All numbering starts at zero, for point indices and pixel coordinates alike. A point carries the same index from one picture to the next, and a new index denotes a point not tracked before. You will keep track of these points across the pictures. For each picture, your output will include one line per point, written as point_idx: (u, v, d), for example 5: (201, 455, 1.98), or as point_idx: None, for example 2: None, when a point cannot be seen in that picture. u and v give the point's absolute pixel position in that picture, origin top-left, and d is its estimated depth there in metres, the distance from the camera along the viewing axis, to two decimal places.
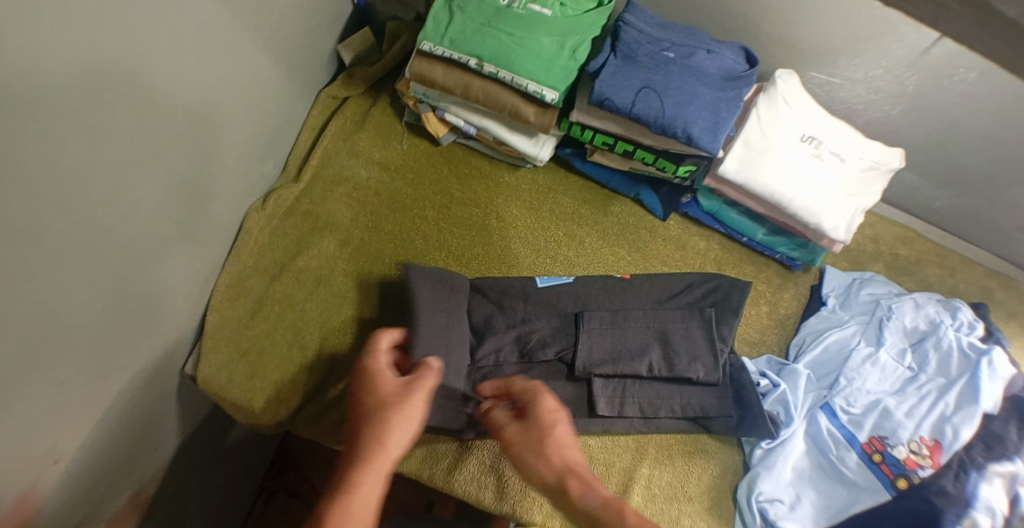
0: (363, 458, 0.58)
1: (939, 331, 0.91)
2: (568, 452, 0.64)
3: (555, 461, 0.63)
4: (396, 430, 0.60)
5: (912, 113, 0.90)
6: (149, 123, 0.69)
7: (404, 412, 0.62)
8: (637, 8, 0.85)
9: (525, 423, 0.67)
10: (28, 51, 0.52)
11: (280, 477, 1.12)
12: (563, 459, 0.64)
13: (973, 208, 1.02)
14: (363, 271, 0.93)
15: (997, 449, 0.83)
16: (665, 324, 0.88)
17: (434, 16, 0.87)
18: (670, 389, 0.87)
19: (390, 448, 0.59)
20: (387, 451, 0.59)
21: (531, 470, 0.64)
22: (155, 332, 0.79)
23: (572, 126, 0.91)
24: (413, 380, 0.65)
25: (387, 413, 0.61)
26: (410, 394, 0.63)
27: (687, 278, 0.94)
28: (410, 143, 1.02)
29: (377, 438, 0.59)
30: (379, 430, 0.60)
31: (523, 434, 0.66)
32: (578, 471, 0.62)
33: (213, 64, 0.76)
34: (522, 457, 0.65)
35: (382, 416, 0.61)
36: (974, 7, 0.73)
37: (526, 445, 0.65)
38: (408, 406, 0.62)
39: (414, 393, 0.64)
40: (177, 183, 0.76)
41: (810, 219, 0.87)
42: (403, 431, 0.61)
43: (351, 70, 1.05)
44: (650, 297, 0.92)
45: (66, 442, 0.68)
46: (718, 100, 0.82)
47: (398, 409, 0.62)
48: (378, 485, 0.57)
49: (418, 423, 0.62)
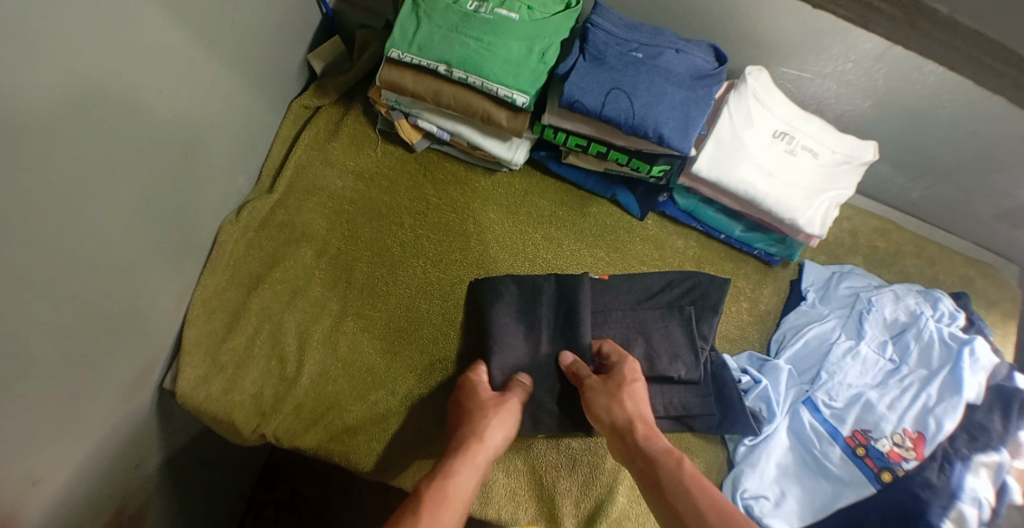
0: (469, 446, 0.72)
1: (919, 322, 0.91)
2: (641, 405, 0.77)
3: (631, 410, 0.76)
4: (490, 431, 0.74)
5: (883, 106, 0.91)
6: (119, 139, 0.68)
7: (500, 418, 0.76)
8: (604, 10, 0.85)
9: (609, 378, 0.80)
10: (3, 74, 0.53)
11: (270, 489, 1.11)
12: (637, 409, 0.76)
13: (948, 198, 1.03)
14: (342, 281, 0.94)
15: (981, 439, 0.82)
16: (645, 323, 0.89)
17: (402, 24, 0.87)
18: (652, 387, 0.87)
19: (486, 444, 0.73)
20: (486, 444, 0.73)
21: (609, 413, 0.76)
22: (131, 349, 0.79)
23: (544, 129, 0.92)
24: (508, 392, 0.81)
25: (488, 419, 0.76)
26: (505, 404, 0.78)
27: (666, 277, 0.94)
28: (385, 150, 1.02)
29: (477, 435, 0.74)
30: (480, 429, 0.74)
31: (609, 384, 0.79)
32: (647, 422, 0.75)
33: (183, 79, 0.76)
34: (603, 402, 0.77)
35: (481, 416, 0.76)
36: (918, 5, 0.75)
37: (610, 393, 0.77)
38: (504, 415, 0.77)
39: (510, 401, 0.79)
40: (150, 200, 0.76)
41: (785, 215, 0.87)
42: (501, 430, 0.76)
43: (323, 80, 1.05)
44: (630, 295, 0.92)
45: (47, 465, 0.67)
46: (687, 99, 0.82)
47: (497, 415, 0.76)
48: (475, 474, 0.70)
49: (512, 426, 0.77)
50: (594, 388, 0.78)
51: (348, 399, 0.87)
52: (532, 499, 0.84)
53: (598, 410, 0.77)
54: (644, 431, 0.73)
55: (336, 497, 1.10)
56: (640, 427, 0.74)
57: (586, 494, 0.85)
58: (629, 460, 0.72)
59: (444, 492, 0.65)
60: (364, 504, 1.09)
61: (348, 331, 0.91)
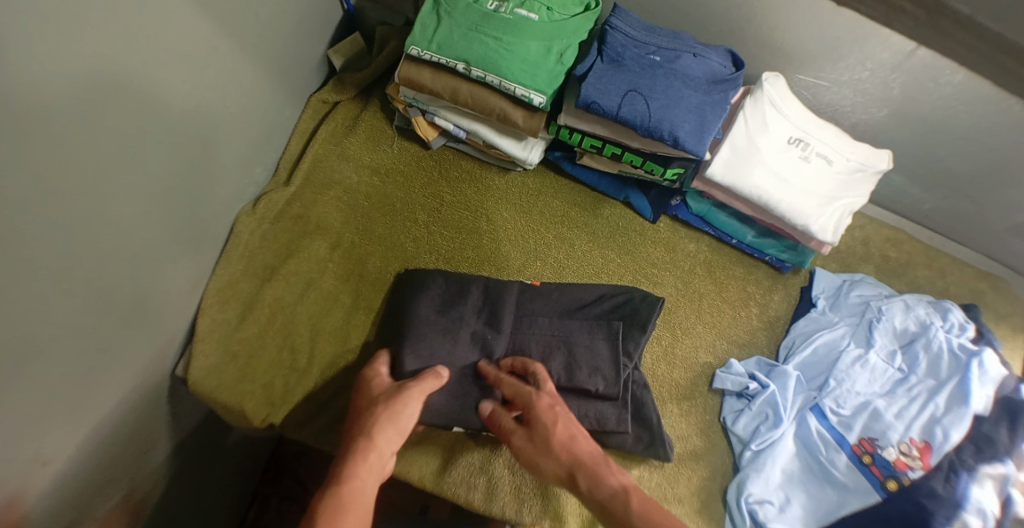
0: (359, 452, 0.66)
1: (929, 332, 0.91)
2: (576, 447, 0.71)
3: (564, 460, 0.70)
4: (382, 429, 0.69)
5: (898, 116, 0.91)
6: (139, 127, 0.69)
7: (389, 414, 0.71)
8: (623, 13, 0.85)
9: (530, 432, 0.73)
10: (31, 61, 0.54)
11: (276, 481, 1.12)
12: (571, 455, 0.70)
13: (961, 210, 1.03)
14: (354, 274, 0.95)
15: (987, 451, 0.82)
16: (570, 333, 0.87)
17: (421, 21, 0.88)
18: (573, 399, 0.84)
19: (379, 445, 0.68)
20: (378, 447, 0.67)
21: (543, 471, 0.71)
22: (144, 334, 0.80)
23: (560, 129, 0.92)
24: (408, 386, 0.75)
25: (382, 414, 0.71)
26: (404, 397, 0.73)
27: (601, 290, 0.92)
28: (401, 147, 1.03)
29: (368, 439, 0.68)
30: (370, 429, 0.69)
31: (530, 444, 0.72)
32: (585, 465, 0.69)
33: (204, 71, 0.77)
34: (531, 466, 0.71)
35: (376, 415, 0.71)
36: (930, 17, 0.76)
37: (534, 452, 0.72)
38: (400, 411, 0.71)
39: (408, 396, 0.73)
40: (166, 187, 0.77)
41: (797, 221, 0.87)
42: (397, 429, 0.70)
43: (342, 76, 1.05)
44: (558, 305, 0.91)
45: (57, 445, 0.68)
46: (703, 104, 0.83)
47: (390, 410, 0.71)
48: (368, 480, 0.64)
49: (410, 422, 0.72)
50: (521, 455, 0.72)
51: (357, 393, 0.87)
52: (537, 497, 0.84)
53: (531, 466, 0.71)
54: (587, 479, 0.68)
55: None
56: (581, 476, 0.69)
57: None
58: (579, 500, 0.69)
59: (336, 506, 0.61)
60: None
61: (359, 324, 0.92)
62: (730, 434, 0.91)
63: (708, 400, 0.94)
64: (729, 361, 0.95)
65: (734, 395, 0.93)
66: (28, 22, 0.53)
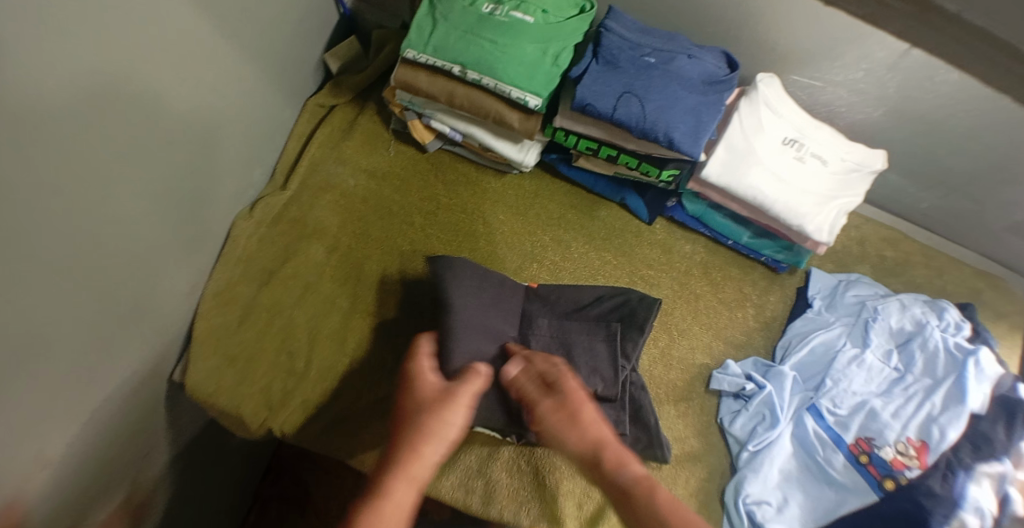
0: (402, 461, 0.61)
1: (925, 331, 0.92)
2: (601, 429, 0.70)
3: (590, 435, 0.69)
4: (429, 438, 0.63)
5: (894, 115, 0.91)
6: (137, 131, 0.69)
7: (435, 421, 0.65)
8: (619, 15, 0.86)
9: (557, 399, 0.72)
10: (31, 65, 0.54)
11: (275, 484, 1.12)
12: (597, 434, 0.69)
13: (957, 209, 1.03)
14: (352, 277, 0.95)
15: (985, 449, 0.83)
16: (569, 335, 0.87)
17: (418, 24, 0.88)
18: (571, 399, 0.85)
19: (422, 455, 0.62)
20: (422, 456, 0.62)
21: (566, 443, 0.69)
22: (143, 337, 0.80)
23: (556, 131, 0.92)
24: (455, 386, 0.69)
25: (429, 422, 0.65)
26: (451, 400, 0.67)
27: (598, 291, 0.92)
28: (397, 150, 1.03)
29: (411, 449, 0.62)
30: (416, 439, 0.63)
31: (556, 410, 0.71)
32: (610, 447, 0.68)
33: (202, 74, 0.77)
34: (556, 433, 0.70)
35: (421, 422, 0.65)
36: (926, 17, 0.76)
37: (560, 421, 0.70)
38: (449, 413, 0.66)
39: (455, 398, 0.67)
40: (164, 190, 0.77)
41: (793, 221, 0.87)
42: (444, 435, 0.64)
43: (339, 79, 1.06)
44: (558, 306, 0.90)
45: (57, 448, 0.68)
46: (699, 105, 0.83)
47: (438, 416, 0.65)
48: (411, 492, 0.60)
49: (458, 426, 0.66)
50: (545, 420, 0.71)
51: (355, 395, 0.88)
52: (535, 499, 0.85)
53: (551, 437, 0.70)
54: (612, 457, 0.67)
55: (339, 494, 1.11)
56: (606, 453, 0.67)
57: (589, 496, 0.86)
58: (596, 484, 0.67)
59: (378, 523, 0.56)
60: None
61: (357, 327, 0.92)
62: (728, 434, 0.91)
63: (706, 401, 0.94)
64: (726, 361, 0.95)
65: (731, 396, 0.93)
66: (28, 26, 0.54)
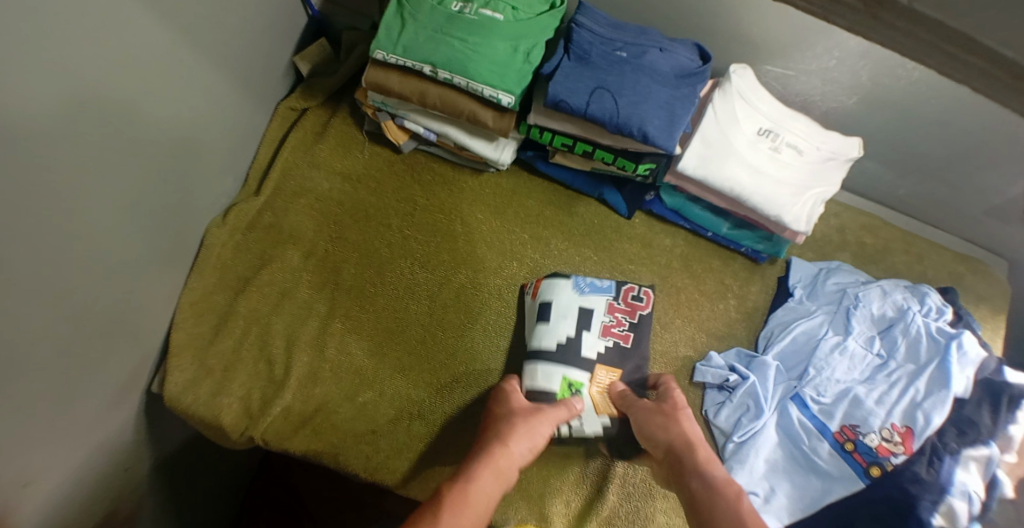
0: (490, 453, 0.73)
1: (907, 317, 0.92)
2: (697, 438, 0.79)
3: (688, 434, 0.78)
4: (517, 437, 0.76)
5: (867, 103, 0.91)
6: (106, 144, 0.69)
7: (524, 430, 0.77)
8: (589, 9, 0.85)
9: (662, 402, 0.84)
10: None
11: (264, 493, 1.11)
12: (690, 437, 0.78)
13: (935, 194, 1.03)
14: (329, 283, 0.94)
15: (971, 433, 0.83)
16: (595, 331, 0.90)
17: (387, 25, 0.87)
18: (591, 402, 0.87)
19: (509, 454, 0.74)
20: (511, 452, 0.74)
21: (668, 432, 0.79)
22: (119, 350, 0.79)
23: (530, 129, 0.92)
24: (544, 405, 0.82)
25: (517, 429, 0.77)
26: (539, 416, 0.79)
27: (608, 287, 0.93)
28: (372, 152, 1.02)
29: (502, 445, 0.74)
30: (504, 438, 0.75)
31: (663, 408, 0.82)
32: (700, 448, 0.77)
33: (171, 85, 0.77)
34: (660, 424, 0.80)
35: (510, 425, 0.77)
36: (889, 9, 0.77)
37: (664, 417, 0.81)
38: (537, 427, 0.78)
39: (545, 416, 0.80)
40: (137, 201, 0.76)
41: (771, 212, 0.88)
42: (526, 442, 0.76)
43: (310, 82, 1.05)
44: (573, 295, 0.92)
45: (38, 466, 0.67)
46: (671, 98, 0.83)
47: (526, 427, 0.77)
48: (492, 479, 0.70)
49: (541, 440, 0.78)
50: (650, 410, 0.82)
51: (336, 401, 0.87)
52: (522, 498, 0.84)
53: (653, 427, 0.80)
54: (704, 457, 0.76)
55: (329, 500, 1.10)
56: (700, 452, 0.76)
57: (576, 493, 0.86)
58: (683, 482, 0.74)
59: (464, 495, 0.67)
60: (354, 505, 1.09)
61: (337, 332, 0.91)
62: (713, 427, 0.91)
63: (689, 394, 0.94)
64: (709, 353, 0.95)
65: (715, 388, 0.93)
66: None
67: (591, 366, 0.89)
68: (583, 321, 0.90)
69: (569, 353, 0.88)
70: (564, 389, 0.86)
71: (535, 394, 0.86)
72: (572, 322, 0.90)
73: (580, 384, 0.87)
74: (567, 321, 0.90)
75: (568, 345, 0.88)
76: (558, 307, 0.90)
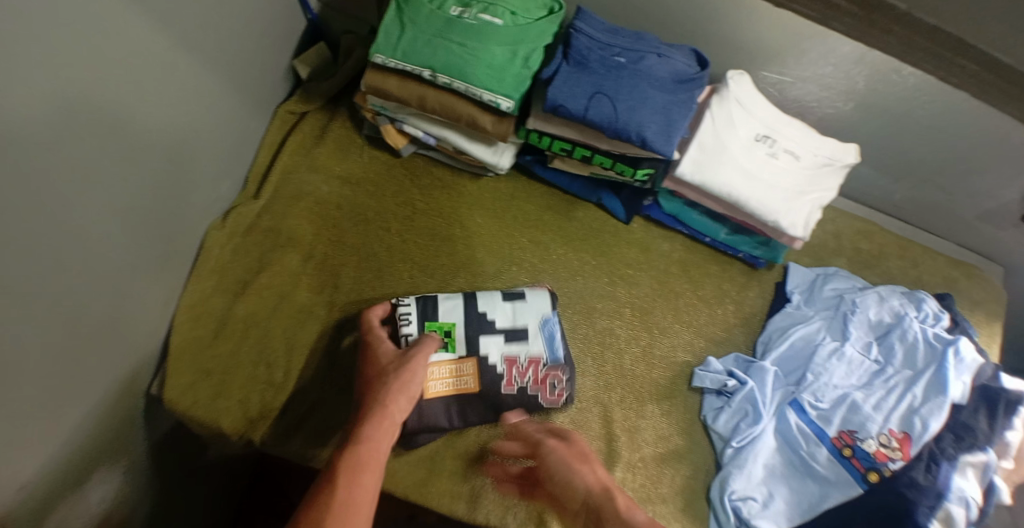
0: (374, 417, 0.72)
1: (903, 322, 0.92)
2: (604, 476, 0.77)
3: (599, 479, 0.76)
4: (395, 400, 0.75)
5: (863, 110, 0.92)
6: (105, 144, 0.69)
7: (396, 385, 0.76)
8: (587, 15, 0.86)
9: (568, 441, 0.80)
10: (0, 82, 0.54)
11: (257, 499, 1.10)
12: (602, 480, 0.76)
13: (930, 199, 1.04)
14: (328, 286, 0.94)
15: (967, 440, 0.83)
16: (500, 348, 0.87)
17: (386, 29, 0.87)
18: (439, 358, 0.86)
19: (392, 414, 0.74)
20: (391, 412, 0.74)
21: (579, 478, 0.76)
22: (113, 353, 0.78)
23: (529, 133, 0.92)
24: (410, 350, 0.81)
25: (392, 387, 0.76)
26: (410, 363, 0.79)
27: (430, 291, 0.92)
28: (371, 156, 1.03)
29: (383, 407, 0.74)
30: (383, 398, 0.75)
31: (569, 449, 0.79)
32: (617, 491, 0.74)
33: (169, 86, 0.77)
34: (570, 469, 0.76)
35: (386, 389, 0.76)
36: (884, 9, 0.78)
37: (572, 459, 0.78)
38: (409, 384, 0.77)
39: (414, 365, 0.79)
40: (131, 203, 0.75)
41: (768, 217, 0.88)
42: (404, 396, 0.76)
43: (309, 87, 1.05)
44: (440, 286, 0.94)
45: (34, 467, 0.67)
46: (669, 103, 0.83)
47: (403, 385, 0.76)
48: (384, 441, 0.70)
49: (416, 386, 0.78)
50: (558, 454, 0.78)
51: (333, 404, 0.87)
52: (521, 503, 0.84)
53: (562, 474, 0.76)
54: (623, 501, 0.72)
55: None
56: (619, 498, 0.73)
57: None
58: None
59: (359, 463, 0.66)
60: None
61: (335, 335, 0.91)
62: (711, 432, 0.91)
63: (687, 399, 0.94)
64: (707, 358, 0.95)
65: (714, 392, 0.93)
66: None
67: (472, 351, 0.87)
68: (516, 333, 0.88)
69: (477, 318, 0.89)
70: (443, 324, 0.88)
71: (435, 300, 0.89)
72: (510, 318, 0.89)
73: (451, 344, 0.87)
74: (511, 315, 0.89)
75: (478, 315, 0.89)
76: (520, 305, 0.90)
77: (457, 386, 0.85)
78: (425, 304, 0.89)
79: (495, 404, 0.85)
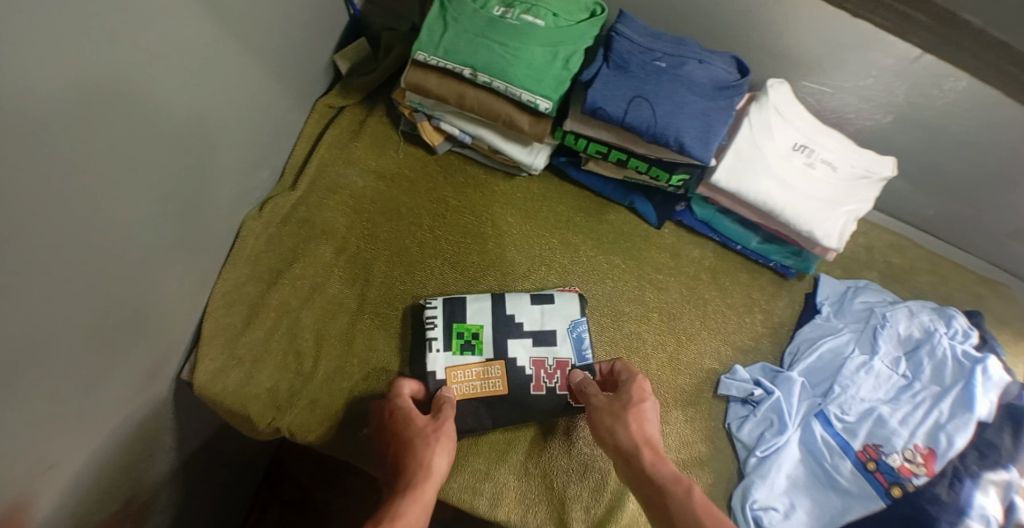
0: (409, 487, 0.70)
1: (933, 339, 0.91)
2: (646, 426, 0.78)
3: (635, 434, 0.76)
4: (433, 459, 0.74)
5: (902, 123, 0.91)
6: (150, 132, 0.70)
7: (427, 451, 0.74)
8: (629, 19, 0.86)
9: (614, 396, 0.81)
10: (53, 67, 0.55)
11: (277, 486, 1.11)
12: (642, 432, 0.77)
13: (963, 216, 1.03)
14: (360, 279, 0.94)
15: (991, 457, 0.82)
16: (528, 353, 0.87)
17: (429, 27, 0.88)
18: (466, 361, 0.86)
19: (433, 477, 0.72)
20: (429, 477, 0.72)
21: (612, 435, 0.77)
22: (147, 338, 0.79)
23: (566, 135, 0.92)
24: (438, 415, 0.79)
25: (422, 453, 0.74)
26: (442, 429, 0.77)
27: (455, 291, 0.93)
28: (406, 152, 1.03)
29: (421, 472, 0.72)
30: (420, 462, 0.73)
31: (610, 403, 0.80)
32: (652, 445, 0.75)
33: (212, 76, 0.77)
34: (607, 426, 0.78)
35: (421, 446, 0.75)
36: (938, 18, 0.76)
37: (610, 415, 0.79)
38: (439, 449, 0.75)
39: (443, 430, 0.77)
40: (171, 189, 0.76)
41: (802, 226, 0.87)
42: (442, 460, 0.75)
43: (347, 80, 1.05)
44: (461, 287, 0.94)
45: (65, 446, 0.68)
46: (708, 109, 0.83)
47: (438, 442, 0.76)
48: (419, 509, 0.68)
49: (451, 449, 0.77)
50: (599, 410, 0.80)
51: (360, 397, 0.87)
52: (542, 502, 0.84)
53: (600, 427, 0.79)
54: (650, 457, 0.74)
55: (340, 497, 1.10)
56: (646, 453, 0.74)
57: (597, 500, 0.85)
58: (637, 487, 0.73)
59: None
60: (364, 502, 1.09)
61: (364, 328, 0.91)
62: (735, 440, 0.91)
63: (712, 406, 0.94)
64: (734, 367, 0.95)
65: (739, 401, 0.93)
66: (36, 17, 0.52)
67: (500, 354, 0.87)
68: (544, 335, 0.89)
69: (507, 320, 0.89)
70: (470, 326, 0.88)
71: (463, 301, 0.90)
72: (540, 322, 0.89)
73: (478, 346, 0.87)
74: (542, 317, 0.90)
75: (508, 318, 0.89)
76: (552, 308, 0.90)
77: (485, 387, 0.85)
78: (454, 305, 0.89)
79: (522, 404, 0.85)
